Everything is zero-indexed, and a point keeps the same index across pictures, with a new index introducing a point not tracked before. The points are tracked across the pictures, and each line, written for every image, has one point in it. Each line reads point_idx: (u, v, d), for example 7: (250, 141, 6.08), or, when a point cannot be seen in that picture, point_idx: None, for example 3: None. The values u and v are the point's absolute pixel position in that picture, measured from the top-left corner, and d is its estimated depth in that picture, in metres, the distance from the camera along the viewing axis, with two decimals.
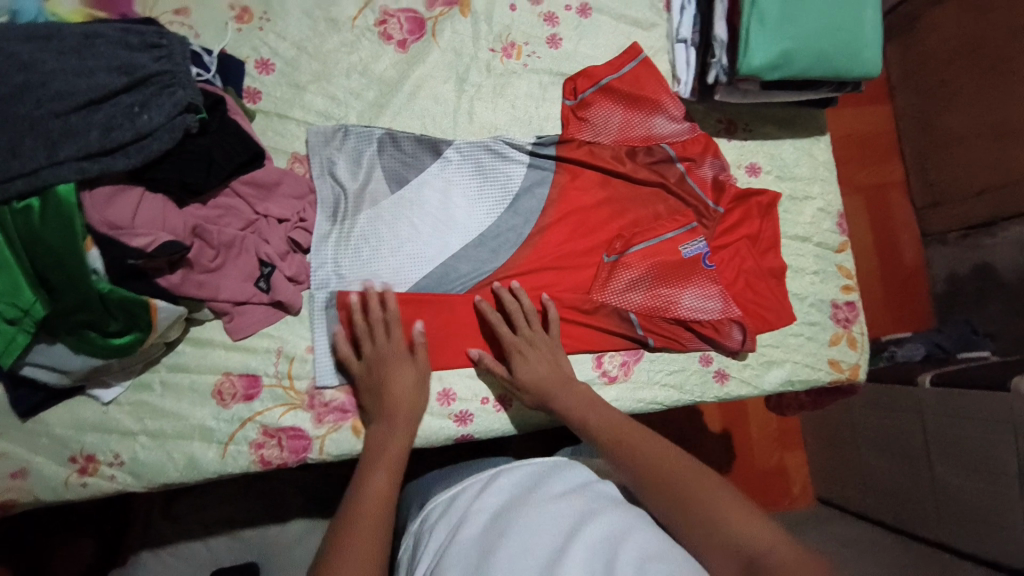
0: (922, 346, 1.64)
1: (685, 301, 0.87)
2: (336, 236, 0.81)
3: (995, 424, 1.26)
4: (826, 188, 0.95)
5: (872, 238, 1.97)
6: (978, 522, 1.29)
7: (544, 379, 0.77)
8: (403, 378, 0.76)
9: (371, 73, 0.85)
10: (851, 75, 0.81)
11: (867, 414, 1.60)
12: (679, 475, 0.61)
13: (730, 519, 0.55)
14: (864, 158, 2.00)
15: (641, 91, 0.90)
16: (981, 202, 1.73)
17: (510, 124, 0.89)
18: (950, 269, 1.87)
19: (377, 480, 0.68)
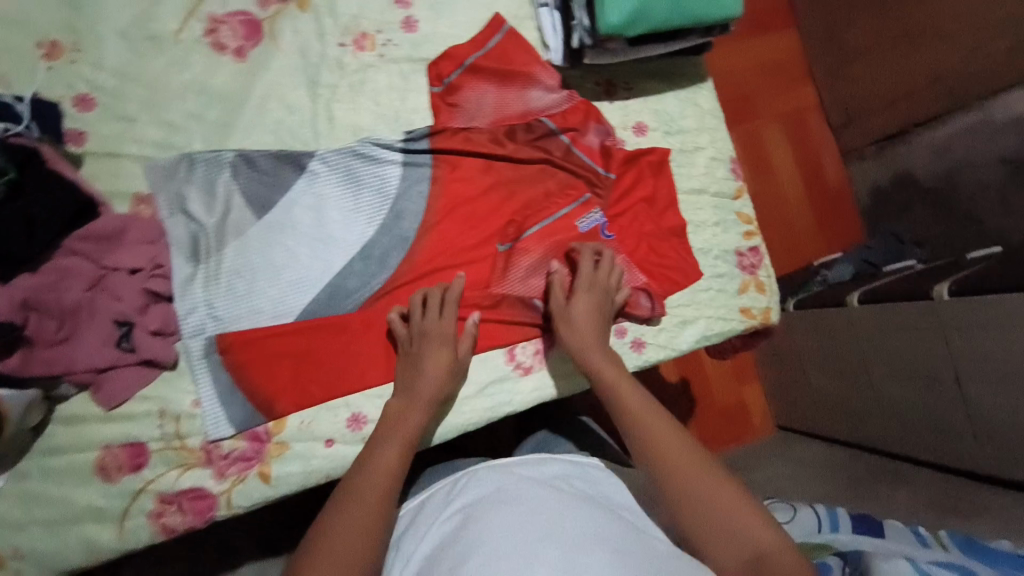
0: (851, 266, 1.68)
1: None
2: (203, 276, 0.75)
3: (925, 332, 1.26)
4: (714, 136, 0.93)
5: (796, 162, 1.93)
6: (920, 426, 1.32)
7: (584, 334, 0.77)
8: (437, 359, 0.75)
9: (210, 91, 0.77)
10: (710, 18, 0.79)
11: (811, 339, 1.62)
12: (698, 468, 0.63)
13: (740, 519, 0.59)
14: (778, 83, 1.94)
15: (510, 66, 0.85)
16: (894, 111, 1.72)
17: (377, 122, 0.82)
18: (873, 180, 1.85)
19: (383, 458, 0.69)
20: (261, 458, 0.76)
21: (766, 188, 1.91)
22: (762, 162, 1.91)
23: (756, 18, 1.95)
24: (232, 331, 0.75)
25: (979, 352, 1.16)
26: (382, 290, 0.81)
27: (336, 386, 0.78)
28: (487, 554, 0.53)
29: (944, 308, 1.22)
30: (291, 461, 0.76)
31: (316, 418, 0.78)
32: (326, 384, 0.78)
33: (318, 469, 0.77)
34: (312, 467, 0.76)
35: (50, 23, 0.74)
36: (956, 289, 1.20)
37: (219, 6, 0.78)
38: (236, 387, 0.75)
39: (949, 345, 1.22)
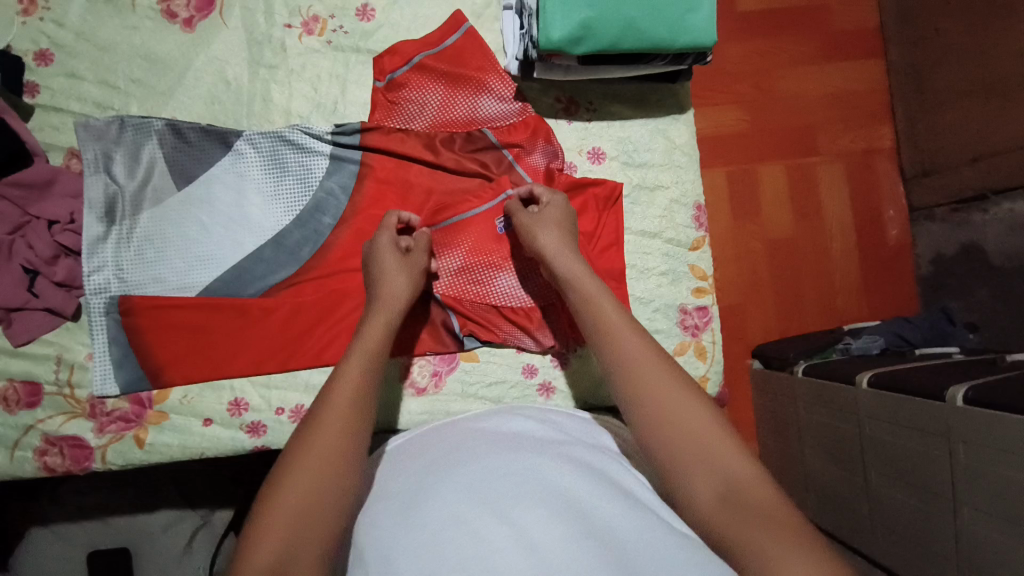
0: (881, 337, 1.34)
1: (499, 284, 0.80)
2: (115, 238, 0.76)
3: (929, 438, 0.96)
4: (680, 175, 0.84)
5: (851, 208, 1.57)
6: (909, 542, 1.02)
7: (553, 243, 0.71)
8: (386, 267, 0.72)
9: (153, 57, 0.79)
10: (676, 44, 0.69)
11: (815, 411, 1.26)
12: (678, 396, 0.55)
13: (719, 454, 0.51)
14: (847, 120, 1.58)
15: (462, 68, 0.80)
16: (975, 170, 1.36)
17: (312, 110, 0.80)
18: (937, 248, 1.51)
19: (355, 369, 0.61)
20: (140, 423, 0.76)
21: (808, 236, 1.56)
22: (812, 204, 1.56)
23: (836, 35, 1.59)
24: (133, 295, 0.76)
25: (992, 484, 0.85)
26: (288, 282, 0.79)
27: (222, 369, 0.77)
28: (447, 511, 0.48)
29: (956, 417, 0.90)
30: (167, 432, 0.76)
31: (200, 395, 0.77)
32: (213, 365, 0.77)
33: (191, 447, 0.76)
34: (186, 443, 0.76)
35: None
36: (974, 397, 0.88)
37: None
38: (129, 351, 0.76)
39: (953, 459, 0.92)
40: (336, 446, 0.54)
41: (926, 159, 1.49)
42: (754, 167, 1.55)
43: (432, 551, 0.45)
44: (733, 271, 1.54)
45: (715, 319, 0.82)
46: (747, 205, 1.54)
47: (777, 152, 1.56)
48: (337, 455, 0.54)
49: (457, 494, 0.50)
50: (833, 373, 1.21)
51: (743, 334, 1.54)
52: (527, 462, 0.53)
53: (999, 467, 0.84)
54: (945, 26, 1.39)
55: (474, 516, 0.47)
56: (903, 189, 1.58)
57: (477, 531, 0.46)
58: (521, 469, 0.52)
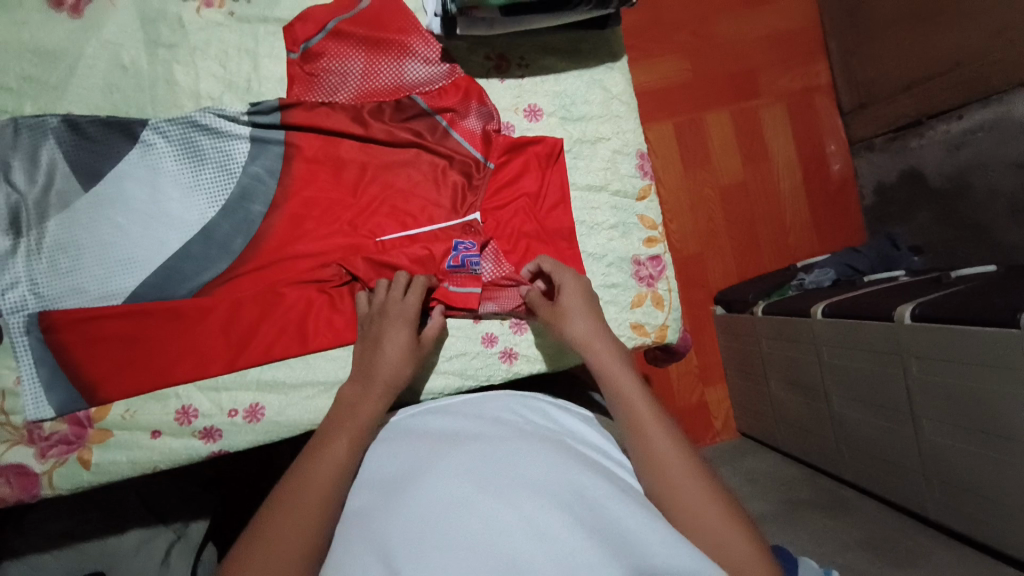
0: (832, 270, 1.39)
1: (447, 270, 0.76)
2: (25, 250, 0.70)
3: (884, 359, 1.00)
4: (620, 125, 0.82)
5: (796, 147, 1.60)
6: (874, 459, 1.07)
7: (586, 333, 0.68)
8: (396, 340, 0.68)
9: (37, 47, 0.72)
10: None
11: (778, 346, 1.30)
12: (688, 469, 0.54)
13: (724, 534, 0.49)
14: (784, 60, 1.59)
15: (381, 32, 0.75)
16: (909, 98, 1.39)
17: (224, 91, 0.75)
18: (879, 178, 1.54)
19: (365, 409, 0.63)
20: (83, 443, 0.72)
21: (758, 179, 1.57)
22: (758, 147, 1.58)
23: None
24: (55, 310, 0.71)
25: (945, 394, 0.89)
26: (223, 278, 0.75)
27: (164, 377, 0.73)
28: (440, 504, 0.46)
29: (905, 334, 0.94)
30: (114, 450, 0.72)
31: (144, 407, 0.73)
32: (154, 374, 0.73)
33: (143, 462, 0.73)
34: (136, 458, 0.72)
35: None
36: (920, 312, 0.92)
37: None
38: (59, 369, 0.71)
39: (907, 375, 0.95)
40: (336, 470, 0.56)
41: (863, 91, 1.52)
42: (699, 116, 1.55)
43: (423, 550, 0.43)
44: (689, 221, 1.54)
45: (668, 268, 0.82)
46: (696, 154, 1.55)
47: (720, 98, 1.56)
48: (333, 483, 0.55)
49: (456, 482, 0.47)
50: (791, 309, 1.23)
51: (704, 281, 1.55)
52: (518, 444, 0.53)
53: (950, 377, 0.88)
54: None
55: (473, 502, 0.45)
56: (843, 123, 1.61)
57: (483, 513, 0.45)
58: (515, 450, 0.51)
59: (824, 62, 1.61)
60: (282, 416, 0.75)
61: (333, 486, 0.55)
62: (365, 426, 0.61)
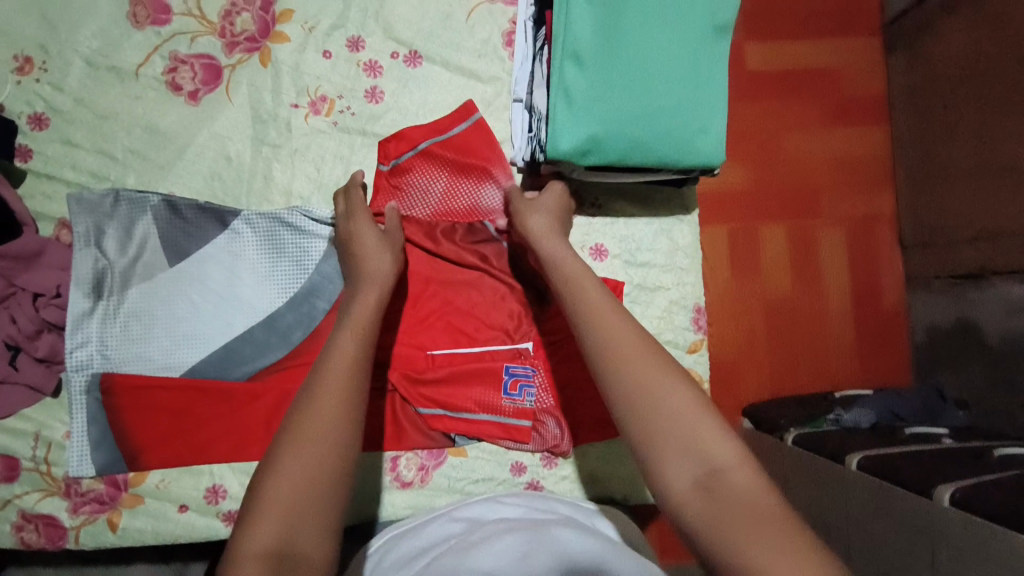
0: (872, 414, 1.30)
1: (504, 398, 0.78)
2: (102, 313, 0.74)
3: (911, 535, 0.87)
4: (682, 277, 0.82)
5: (850, 275, 1.54)
6: None
7: (545, 226, 0.72)
8: (367, 236, 0.72)
9: (153, 128, 0.77)
10: (682, 164, 0.68)
11: (799, 484, 1.18)
12: (659, 366, 0.58)
13: (700, 436, 0.53)
14: (847, 186, 1.54)
15: (469, 158, 0.78)
16: (973, 250, 1.32)
17: (314, 191, 0.79)
18: (932, 319, 1.47)
19: (349, 343, 0.62)
20: (114, 505, 0.74)
21: (806, 299, 1.52)
22: (810, 267, 1.52)
23: (841, 101, 1.56)
24: (116, 373, 0.74)
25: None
26: (275, 366, 0.77)
27: (202, 453, 0.75)
28: None
29: (940, 519, 0.83)
30: (141, 516, 0.74)
31: (178, 480, 0.75)
32: (192, 448, 0.75)
33: (165, 533, 0.74)
34: (159, 528, 0.74)
35: (29, 43, 0.76)
36: (962, 500, 0.81)
37: (185, 46, 0.77)
38: (108, 431, 0.74)
39: (934, 563, 0.83)
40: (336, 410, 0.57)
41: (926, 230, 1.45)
42: (754, 228, 1.51)
43: None
44: (729, 328, 1.49)
45: None
46: (746, 265, 1.50)
47: (777, 214, 1.52)
48: (337, 423, 0.56)
49: None
50: (822, 449, 1.11)
51: (735, 394, 1.48)
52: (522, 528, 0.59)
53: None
54: (954, 102, 1.33)
55: None
56: (902, 256, 1.55)
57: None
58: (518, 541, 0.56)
59: (890, 194, 1.56)
60: None
61: (336, 427, 0.56)
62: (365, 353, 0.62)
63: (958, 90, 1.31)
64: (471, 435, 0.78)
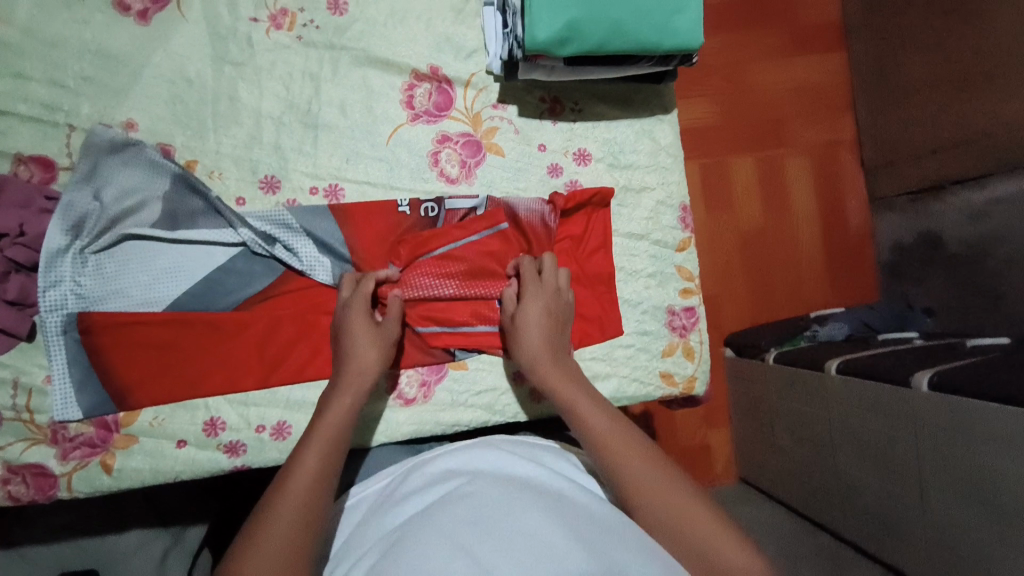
0: (846, 325, 1.41)
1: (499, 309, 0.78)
2: (77, 252, 0.70)
3: (894, 423, 0.99)
4: (666, 177, 0.82)
5: (817, 201, 1.57)
6: (876, 521, 1.06)
7: (540, 347, 0.71)
8: (357, 339, 0.70)
9: (107, 54, 0.73)
10: (662, 48, 0.67)
11: (787, 396, 1.29)
12: (665, 477, 0.59)
13: (727, 556, 0.53)
14: (810, 113, 1.57)
15: (486, 265, 0.78)
16: (932, 163, 1.35)
17: (285, 111, 0.76)
18: (897, 237, 1.51)
19: (341, 403, 0.66)
20: (107, 448, 0.72)
21: (778, 227, 1.55)
22: (780, 196, 1.55)
23: (802, 28, 1.57)
24: (95, 312, 0.70)
25: (956, 467, 0.88)
26: (262, 295, 0.76)
27: (194, 387, 0.73)
28: (435, 549, 0.47)
29: (920, 402, 0.93)
30: (137, 456, 0.72)
31: (172, 416, 0.73)
32: (183, 383, 0.73)
33: (164, 471, 0.72)
34: (159, 466, 0.72)
35: None
36: (939, 382, 0.90)
37: None
38: (93, 371, 0.71)
39: (918, 442, 0.95)
40: (312, 472, 0.60)
41: (886, 150, 1.48)
42: (726, 159, 1.53)
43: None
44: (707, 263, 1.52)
45: (701, 320, 0.82)
46: (718, 198, 1.53)
47: (746, 145, 1.54)
48: (309, 490, 0.58)
49: (446, 534, 0.49)
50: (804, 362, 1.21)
51: (717, 322, 1.54)
52: (505, 492, 0.55)
53: (962, 456, 0.87)
54: (908, 21, 1.37)
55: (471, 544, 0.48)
56: (865, 180, 1.58)
57: (485, 558, 0.46)
58: (496, 503, 0.53)
59: (851, 117, 1.59)
60: None
61: (309, 498, 0.58)
62: (338, 433, 0.64)
63: (913, 10, 1.36)
64: (471, 347, 0.78)
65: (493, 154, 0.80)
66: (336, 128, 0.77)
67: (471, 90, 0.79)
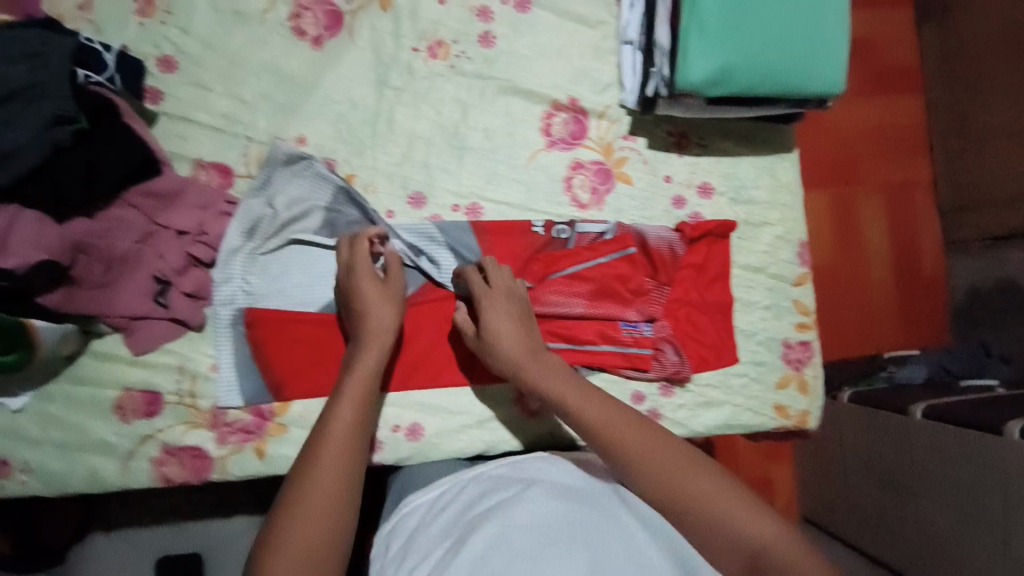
0: (924, 368, 1.33)
1: (622, 330, 0.82)
2: (248, 251, 0.78)
3: (982, 467, 0.97)
4: (786, 213, 0.86)
5: (890, 241, 1.57)
6: (953, 566, 1.03)
7: (514, 336, 0.72)
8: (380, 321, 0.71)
9: (281, 73, 0.79)
10: (806, 92, 0.71)
11: (857, 435, 1.26)
12: (679, 463, 0.62)
13: (743, 523, 0.57)
14: (885, 154, 1.58)
15: (613, 287, 0.82)
16: (1011, 211, 1.35)
17: (435, 133, 0.82)
18: (974, 281, 1.50)
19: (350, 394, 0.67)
20: (261, 435, 0.77)
21: (849, 265, 1.55)
22: (852, 234, 1.55)
23: (884, 71, 1.58)
24: (258, 308, 0.77)
25: None
26: (405, 302, 0.81)
27: None
28: None
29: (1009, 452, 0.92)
30: (288, 445, 0.77)
31: (319, 410, 0.78)
32: (330, 380, 0.78)
33: None
34: None
35: None
36: None
37: None
38: (253, 363, 0.77)
39: (1008, 488, 0.92)
40: (342, 469, 0.63)
41: (965, 195, 1.49)
42: None
43: None
44: None
45: (817, 355, 0.84)
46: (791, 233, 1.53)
47: (820, 182, 1.54)
48: (337, 486, 0.61)
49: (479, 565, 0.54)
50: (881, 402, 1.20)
51: None
52: (551, 518, 0.59)
53: None
54: (987, 67, 1.37)
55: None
56: (941, 224, 1.58)
57: None
58: (544, 535, 0.56)
59: (927, 160, 1.59)
60: (440, 438, 0.80)
61: (335, 495, 0.61)
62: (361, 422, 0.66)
63: (997, 59, 1.34)
64: (594, 364, 0.81)
65: (622, 183, 0.84)
66: (479, 151, 0.82)
67: (604, 121, 0.84)
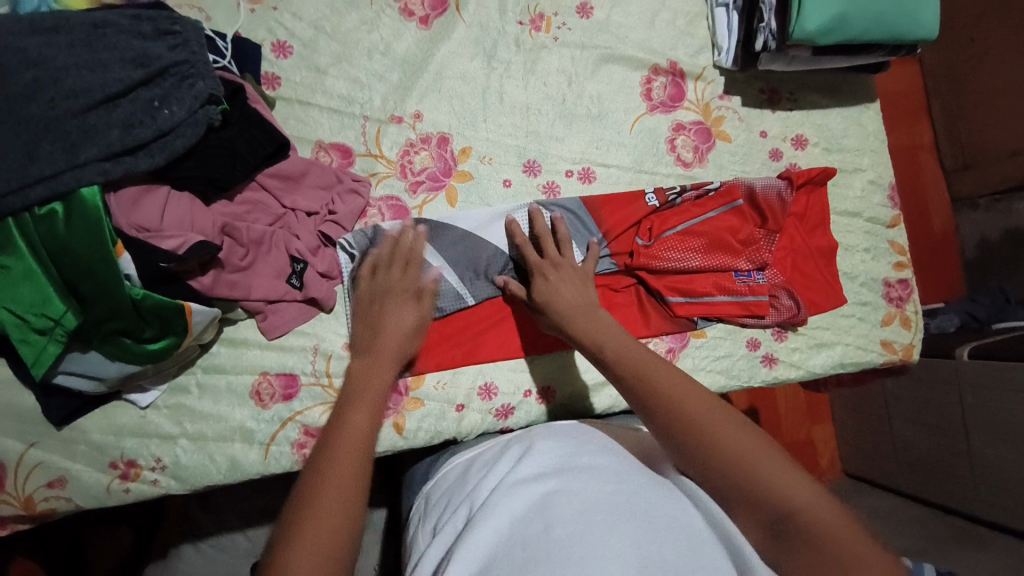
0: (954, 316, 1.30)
1: (736, 280, 0.84)
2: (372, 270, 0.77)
3: None
4: (875, 159, 0.92)
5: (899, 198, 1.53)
6: (1010, 490, 1.05)
7: (576, 299, 0.69)
8: (401, 313, 0.70)
9: (394, 54, 0.81)
10: (909, 36, 0.77)
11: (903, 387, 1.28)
12: (713, 412, 0.51)
13: (780, 487, 0.44)
14: (892, 117, 1.56)
15: (725, 237, 0.83)
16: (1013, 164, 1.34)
17: (544, 102, 0.84)
18: (982, 233, 1.44)
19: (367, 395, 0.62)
20: (398, 410, 0.76)
21: None
22: None
23: None
24: None
25: None
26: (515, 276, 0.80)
27: (473, 353, 0.79)
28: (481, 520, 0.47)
29: None
30: (425, 419, 0.77)
31: (453, 381, 0.78)
32: (465, 350, 0.79)
33: (445, 431, 0.77)
34: (441, 427, 0.77)
35: None
36: None
37: None
38: None
39: None
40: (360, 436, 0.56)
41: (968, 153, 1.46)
42: None
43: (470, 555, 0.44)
44: None
45: (917, 292, 0.89)
46: None
47: None
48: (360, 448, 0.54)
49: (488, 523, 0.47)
50: (935, 350, 1.25)
51: None
52: (585, 481, 0.49)
53: None
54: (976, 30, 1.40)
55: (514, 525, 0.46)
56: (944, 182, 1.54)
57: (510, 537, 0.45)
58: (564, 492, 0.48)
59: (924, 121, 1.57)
60: (570, 400, 0.81)
61: (355, 461, 0.53)
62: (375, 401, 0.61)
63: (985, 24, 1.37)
64: (715, 315, 0.83)
65: (721, 141, 0.88)
66: (587, 118, 0.85)
67: (701, 83, 0.88)
